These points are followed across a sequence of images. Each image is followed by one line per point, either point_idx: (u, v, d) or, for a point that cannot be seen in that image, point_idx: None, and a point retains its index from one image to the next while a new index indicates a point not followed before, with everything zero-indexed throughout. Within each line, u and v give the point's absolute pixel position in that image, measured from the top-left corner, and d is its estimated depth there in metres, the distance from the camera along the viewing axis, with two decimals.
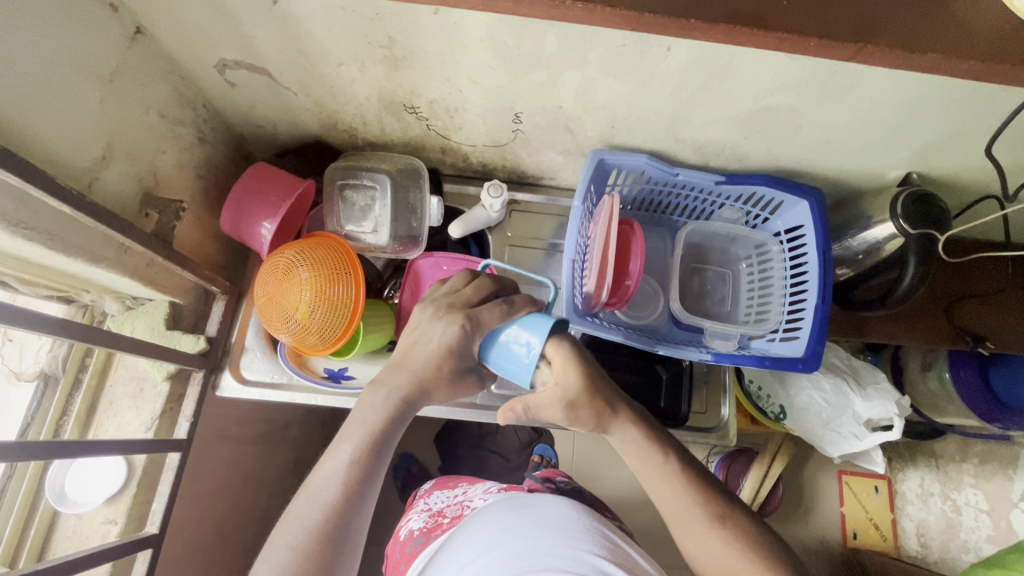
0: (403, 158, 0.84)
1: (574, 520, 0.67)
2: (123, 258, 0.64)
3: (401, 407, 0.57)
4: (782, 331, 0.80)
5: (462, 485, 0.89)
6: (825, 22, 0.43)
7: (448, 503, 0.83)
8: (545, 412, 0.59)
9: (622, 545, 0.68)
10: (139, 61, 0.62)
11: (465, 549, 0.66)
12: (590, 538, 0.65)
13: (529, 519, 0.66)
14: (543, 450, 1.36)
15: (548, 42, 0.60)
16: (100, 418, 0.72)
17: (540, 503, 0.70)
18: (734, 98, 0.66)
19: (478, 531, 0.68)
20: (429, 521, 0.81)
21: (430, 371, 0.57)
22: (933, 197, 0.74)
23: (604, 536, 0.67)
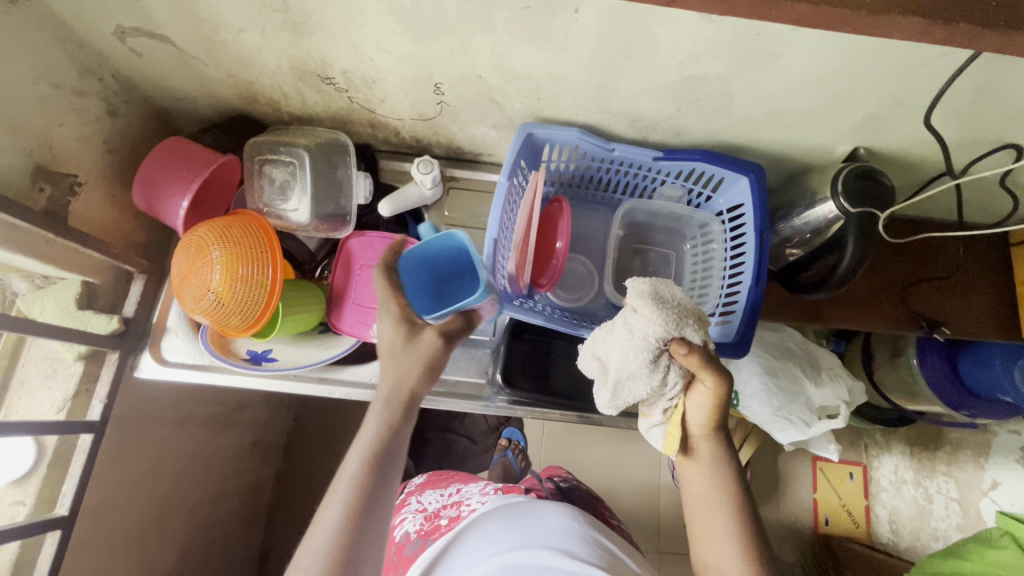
0: (327, 133, 0.80)
1: (574, 532, 0.68)
2: (15, 234, 0.61)
3: (394, 422, 0.58)
4: (719, 314, 0.76)
5: (453, 485, 0.92)
6: None
7: (443, 504, 0.86)
8: (635, 387, 0.60)
9: (616, 554, 0.69)
10: (20, 27, 0.58)
11: (465, 552, 0.69)
12: (588, 549, 0.66)
13: (525, 529, 0.68)
14: (511, 434, 1.38)
15: (446, 3, 0.56)
16: (11, 398, 0.70)
17: (535, 512, 0.71)
18: (657, 65, 0.62)
19: (479, 536, 0.70)
20: (423, 525, 0.83)
21: (406, 374, 0.59)
22: (878, 173, 0.69)
23: (601, 548, 0.68)
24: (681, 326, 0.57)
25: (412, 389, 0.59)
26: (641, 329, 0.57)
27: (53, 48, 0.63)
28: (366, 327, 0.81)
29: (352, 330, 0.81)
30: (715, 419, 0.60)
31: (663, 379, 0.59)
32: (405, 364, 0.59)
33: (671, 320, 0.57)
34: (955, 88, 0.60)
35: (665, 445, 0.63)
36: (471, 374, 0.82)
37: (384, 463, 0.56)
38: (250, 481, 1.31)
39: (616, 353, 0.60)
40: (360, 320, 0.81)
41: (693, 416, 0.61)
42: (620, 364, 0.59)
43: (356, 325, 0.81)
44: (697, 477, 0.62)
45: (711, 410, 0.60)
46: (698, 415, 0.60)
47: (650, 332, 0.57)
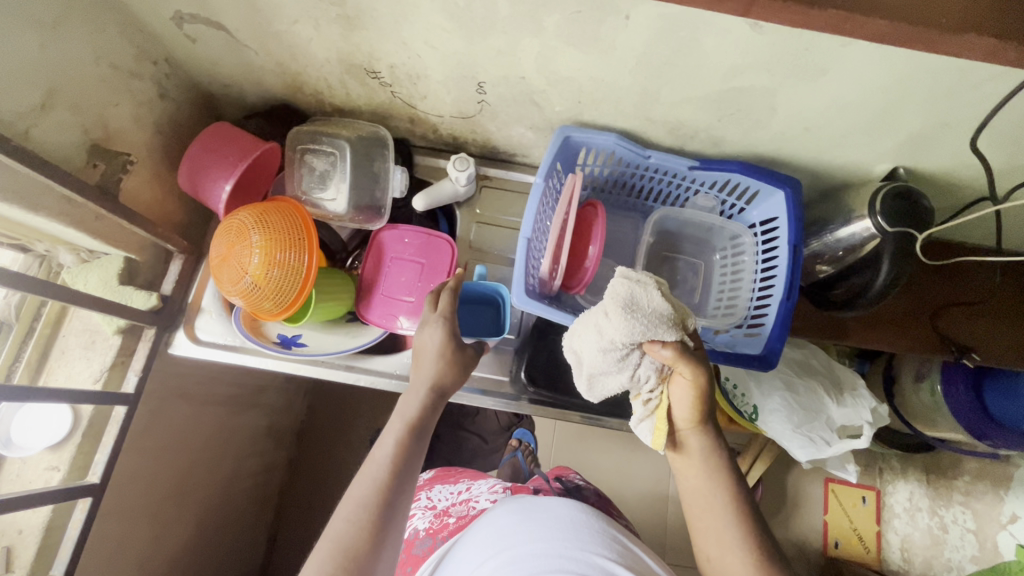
0: (367, 126, 0.82)
1: (583, 525, 0.69)
2: (69, 208, 0.63)
3: (433, 396, 0.64)
4: (747, 327, 0.76)
5: (463, 481, 0.93)
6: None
7: (453, 502, 0.88)
8: (604, 380, 0.62)
9: (629, 546, 0.70)
10: (87, 7, 0.60)
11: (476, 545, 0.71)
12: (598, 541, 0.67)
13: (538, 522, 0.69)
14: (522, 436, 1.38)
15: (499, 5, 0.57)
16: (51, 366, 0.73)
17: (545, 505, 0.72)
18: (702, 75, 0.62)
19: (489, 531, 0.71)
20: (433, 522, 0.85)
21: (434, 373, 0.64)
22: (918, 194, 0.69)
23: (611, 539, 0.69)
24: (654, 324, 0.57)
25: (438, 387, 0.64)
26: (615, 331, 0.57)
27: (115, 30, 0.65)
28: (389, 317, 0.82)
29: (374, 318, 0.82)
30: (699, 412, 0.60)
31: (634, 375, 0.60)
32: (438, 366, 0.64)
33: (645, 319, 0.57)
34: (1003, 113, 0.59)
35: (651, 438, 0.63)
36: (495, 372, 0.83)
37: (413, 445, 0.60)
38: (265, 464, 1.33)
39: (587, 349, 0.61)
40: (383, 310, 0.82)
41: (675, 408, 0.61)
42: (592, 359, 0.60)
43: (378, 313, 0.82)
44: (691, 473, 0.62)
45: (694, 401, 0.59)
46: (681, 408, 0.60)
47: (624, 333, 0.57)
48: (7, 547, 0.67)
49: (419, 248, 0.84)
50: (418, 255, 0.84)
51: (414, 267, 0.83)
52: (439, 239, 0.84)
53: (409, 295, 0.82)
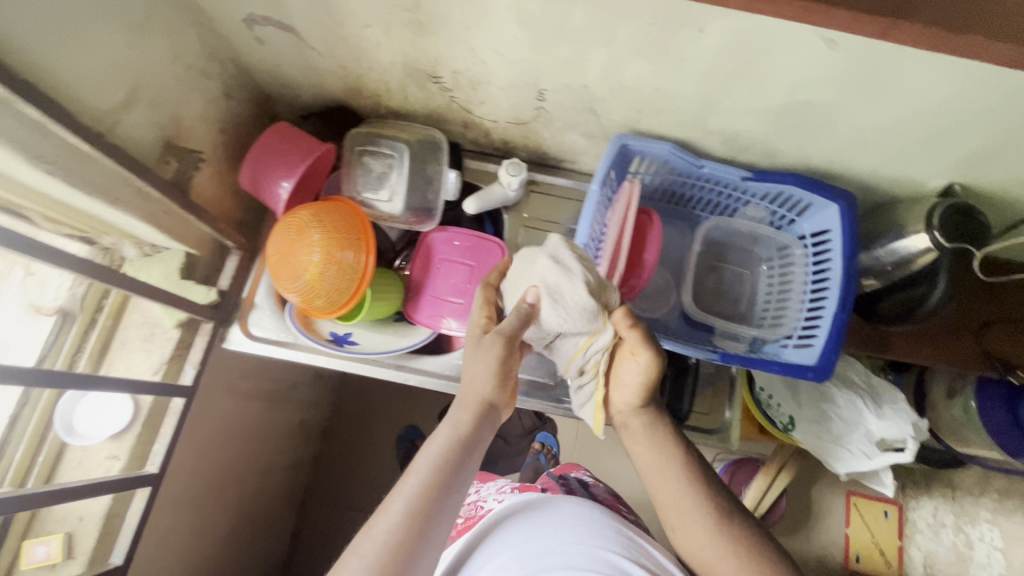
0: (422, 129, 0.84)
1: (592, 520, 0.66)
2: (143, 202, 0.65)
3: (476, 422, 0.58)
4: (797, 337, 0.76)
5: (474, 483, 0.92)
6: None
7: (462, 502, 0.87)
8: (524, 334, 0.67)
9: (642, 544, 0.66)
10: (168, 7, 0.62)
11: (477, 551, 0.66)
12: (609, 537, 0.63)
13: (541, 523, 0.65)
14: (544, 438, 1.36)
15: (575, 15, 0.58)
16: (112, 356, 0.74)
17: (547, 508, 0.69)
18: (768, 87, 0.63)
19: (491, 538, 0.67)
20: None
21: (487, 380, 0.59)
22: (975, 212, 0.69)
23: (622, 536, 0.65)
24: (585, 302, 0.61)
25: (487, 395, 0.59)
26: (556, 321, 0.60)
27: (190, 30, 0.66)
28: (437, 317, 0.83)
29: (422, 317, 0.83)
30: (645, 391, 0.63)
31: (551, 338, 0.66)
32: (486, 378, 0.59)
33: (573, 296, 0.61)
34: None
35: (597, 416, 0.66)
36: (540, 375, 0.84)
37: (458, 460, 0.55)
38: (294, 459, 1.34)
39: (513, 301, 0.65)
40: (430, 310, 0.83)
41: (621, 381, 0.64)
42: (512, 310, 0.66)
43: (426, 313, 0.83)
44: (648, 451, 0.63)
45: (639, 382, 0.63)
46: (626, 386, 0.64)
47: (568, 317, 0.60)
48: (68, 534, 0.68)
49: (468, 251, 0.85)
50: (467, 257, 0.84)
51: (463, 269, 0.84)
52: (488, 242, 0.85)
53: (457, 296, 0.83)
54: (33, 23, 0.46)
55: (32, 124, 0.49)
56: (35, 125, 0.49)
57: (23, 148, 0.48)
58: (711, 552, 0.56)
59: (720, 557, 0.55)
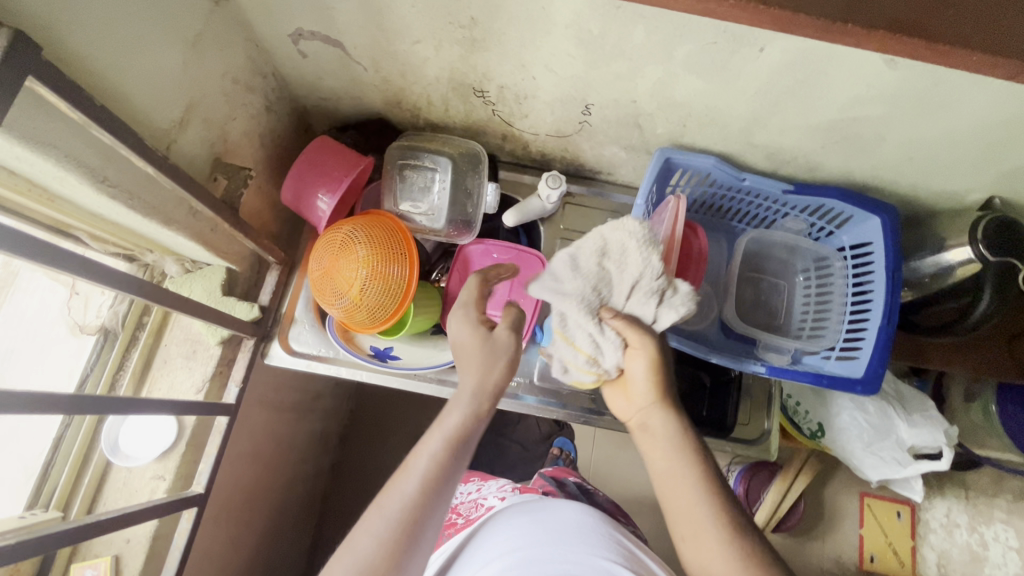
0: (465, 142, 0.84)
1: (589, 527, 0.66)
2: (192, 221, 0.64)
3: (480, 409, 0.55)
4: (840, 349, 0.77)
5: (476, 481, 0.91)
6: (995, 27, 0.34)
7: (464, 501, 0.85)
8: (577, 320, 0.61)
9: (635, 551, 0.67)
10: (220, 25, 0.61)
11: (477, 550, 0.67)
12: (605, 544, 0.64)
13: (541, 526, 0.65)
14: (563, 444, 1.25)
15: (635, 34, 0.57)
16: (154, 375, 0.73)
17: (550, 510, 0.69)
18: (820, 105, 0.63)
19: (484, 540, 0.67)
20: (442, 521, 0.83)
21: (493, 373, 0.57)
22: (1021, 228, 0.69)
23: (616, 541, 0.66)
24: (621, 294, 0.61)
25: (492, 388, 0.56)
26: (571, 287, 0.60)
27: (239, 47, 0.65)
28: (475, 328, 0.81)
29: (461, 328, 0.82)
30: (659, 385, 0.61)
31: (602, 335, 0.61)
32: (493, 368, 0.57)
33: (616, 286, 0.61)
34: None
35: (589, 380, 0.66)
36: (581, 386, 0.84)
37: (461, 452, 0.53)
38: (316, 469, 1.33)
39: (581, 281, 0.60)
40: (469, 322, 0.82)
41: (637, 373, 0.61)
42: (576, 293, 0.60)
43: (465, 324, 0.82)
44: (669, 454, 0.58)
45: (651, 373, 0.60)
46: (641, 382, 0.61)
47: (582, 296, 0.60)
48: (115, 555, 0.67)
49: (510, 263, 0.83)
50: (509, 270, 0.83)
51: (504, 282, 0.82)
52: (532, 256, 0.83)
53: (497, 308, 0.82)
54: (100, 45, 0.46)
55: (97, 147, 0.48)
56: (99, 149, 0.48)
57: (84, 168, 0.47)
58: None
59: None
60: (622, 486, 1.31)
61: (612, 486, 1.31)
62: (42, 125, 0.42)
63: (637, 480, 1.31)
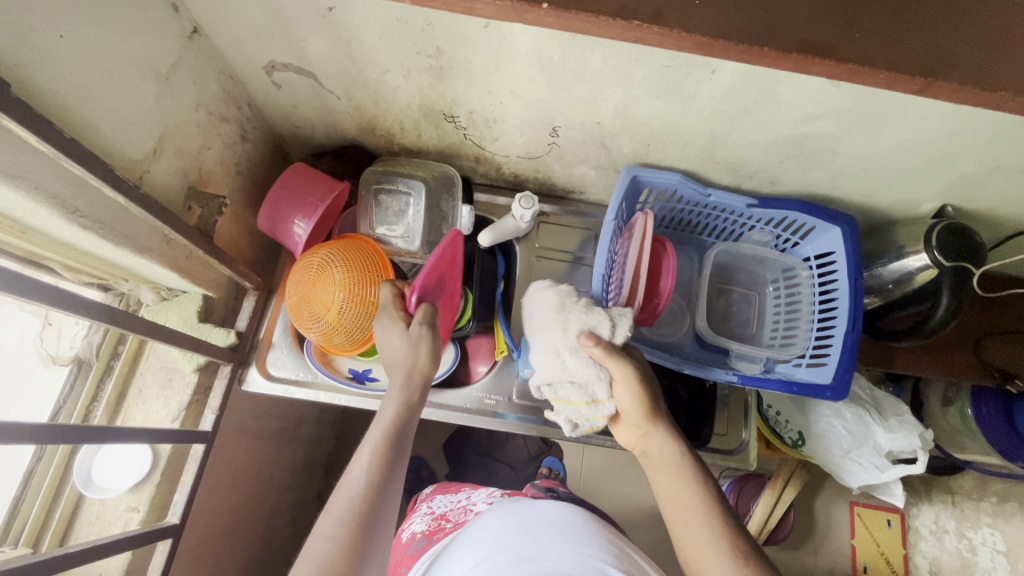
0: (438, 166, 0.86)
1: (581, 526, 0.68)
2: (166, 249, 0.64)
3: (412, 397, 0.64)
4: (809, 356, 0.80)
5: (466, 490, 0.91)
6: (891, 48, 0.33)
7: (452, 508, 0.86)
8: (557, 369, 0.66)
9: (627, 550, 0.69)
10: (193, 58, 0.63)
11: (469, 547, 0.69)
12: (598, 545, 0.66)
13: (532, 526, 0.67)
14: (553, 463, 1.24)
15: (592, 59, 0.60)
16: (129, 405, 0.73)
17: (539, 509, 0.71)
18: (773, 122, 0.66)
19: (477, 539, 0.69)
20: (431, 525, 0.83)
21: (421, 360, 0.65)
22: (970, 232, 0.72)
23: (608, 541, 0.68)
24: (580, 325, 0.65)
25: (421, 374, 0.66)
26: (543, 344, 0.67)
27: (212, 80, 0.67)
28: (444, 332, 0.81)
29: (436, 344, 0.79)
30: (647, 407, 0.63)
31: (584, 373, 0.64)
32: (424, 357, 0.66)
33: (574, 324, 0.66)
34: None
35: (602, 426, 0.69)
36: None
37: (402, 437, 0.62)
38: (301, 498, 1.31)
39: (545, 335, 0.67)
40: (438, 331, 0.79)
41: (627, 404, 0.64)
42: (545, 344, 0.67)
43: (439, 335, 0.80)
44: (672, 483, 0.60)
45: (639, 400, 0.63)
46: (631, 412, 0.64)
47: (551, 347, 0.66)
48: None
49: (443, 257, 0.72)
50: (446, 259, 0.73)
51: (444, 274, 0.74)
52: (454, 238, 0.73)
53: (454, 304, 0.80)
54: (69, 80, 0.47)
55: (67, 178, 0.49)
56: (70, 180, 0.49)
57: (55, 199, 0.48)
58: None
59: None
60: (612, 503, 1.30)
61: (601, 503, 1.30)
62: (14, 158, 0.43)
63: (626, 497, 1.30)
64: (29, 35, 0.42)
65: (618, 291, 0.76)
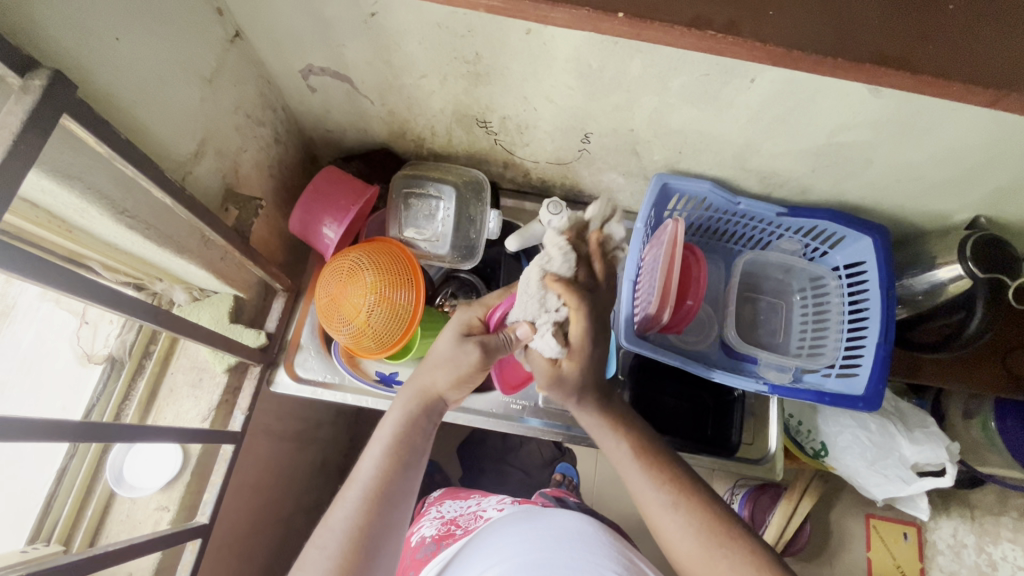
0: (469, 170, 0.86)
1: (592, 536, 0.71)
2: (204, 249, 0.65)
3: (419, 410, 0.62)
4: (839, 366, 0.79)
5: (475, 496, 0.91)
6: (962, 54, 0.32)
7: (461, 513, 0.85)
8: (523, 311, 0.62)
9: (636, 561, 0.71)
10: (235, 62, 0.63)
11: (482, 555, 0.70)
12: (610, 553, 0.68)
13: (543, 534, 0.69)
14: (566, 470, 1.21)
15: (631, 67, 0.60)
16: (160, 405, 0.73)
17: (552, 520, 0.73)
18: (809, 132, 0.66)
19: (488, 545, 0.71)
20: (440, 529, 0.82)
21: (444, 376, 0.62)
22: (1005, 244, 0.72)
23: (619, 551, 0.70)
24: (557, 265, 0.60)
25: (442, 391, 0.63)
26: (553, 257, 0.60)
27: (251, 83, 0.68)
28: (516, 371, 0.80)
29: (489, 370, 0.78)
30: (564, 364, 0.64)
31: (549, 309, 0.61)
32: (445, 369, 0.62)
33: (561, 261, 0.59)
34: None
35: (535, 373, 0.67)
36: None
37: (408, 448, 0.59)
38: None
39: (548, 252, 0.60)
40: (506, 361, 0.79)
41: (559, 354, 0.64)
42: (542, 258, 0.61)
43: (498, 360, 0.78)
44: (606, 449, 0.66)
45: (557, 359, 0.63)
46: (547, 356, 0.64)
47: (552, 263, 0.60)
48: None
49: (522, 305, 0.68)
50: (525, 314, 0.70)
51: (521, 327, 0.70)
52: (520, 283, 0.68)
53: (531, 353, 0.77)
54: (124, 81, 0.48)
55: (118, 180, 0.50)
56: (121, 181, 0.50)
57: (106, 200, 0.49)
58: (685, 536, 0.57)
59: (685, 538, 0.57)
60: (627, 510, 1.29)
61: (616, 511, 1.29)
62: (69, 158, 0.44)
63: None
64: (90, 39, 0.43)
65: (648, 298, 0.76)
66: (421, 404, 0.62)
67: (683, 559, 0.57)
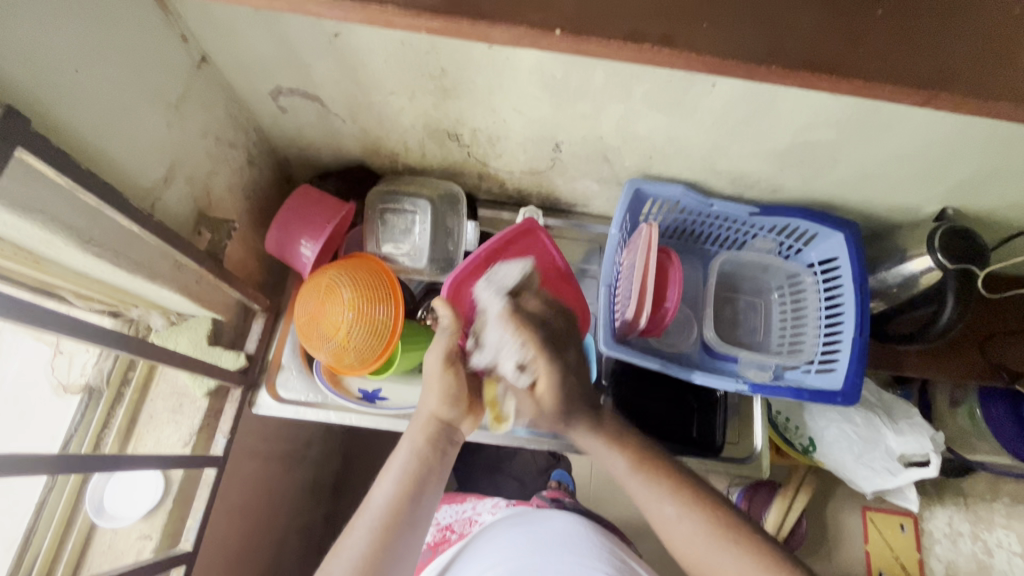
0: (443, 183, 0.87)
1: (585, 537, 0.71)
2: (177, 274, 0.65)
3: (427, 441, 0.61)
4: (818, 362, 0.80)
5: (471, 500, 0.88)
6: (889, 56, 0.33)
7: (457, 518, 0.83)
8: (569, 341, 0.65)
9: (628, 559, 0.71)
10: (201, 86, 0.64)
11: (475, 562, 0.70)
12: (601, 556, 0.68)
13: (535, 539, 0.69)
14: (561, 477, 1.19)
15: (595, 76, 0.61)
16: (140, 432, 0.72)
17: (544, 522, 0.73)
18: (774, 132, 0.67)
19: (481, 550, 0.71)
20: (436, 535, 0.82)
21: (443, 399, 0.62)
22: (972, 233, 0.73)
23: (611, 551, 0.70)
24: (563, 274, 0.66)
25: (444, 415, 0.62)
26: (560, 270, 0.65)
27: (220, 106, 0.68)
28: None
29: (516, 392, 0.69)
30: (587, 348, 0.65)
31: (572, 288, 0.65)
32: (449, 395, 0.62)
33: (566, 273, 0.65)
34: None
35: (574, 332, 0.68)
36: None
37: (419, 480, 0.58)
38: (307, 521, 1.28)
39: None
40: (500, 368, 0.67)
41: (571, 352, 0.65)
42: None
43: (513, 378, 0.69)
44: (607, 463, 0.64)
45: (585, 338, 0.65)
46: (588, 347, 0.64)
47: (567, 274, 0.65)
48: None
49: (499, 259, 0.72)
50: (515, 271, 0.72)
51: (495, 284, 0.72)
52: (532, 230, 0.73)
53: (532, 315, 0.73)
54: (85, 110, 0.48)
55: (82, 209, 0.50)
56: (84, 210, 0.50)
57: (71, 230, 0.49)
58: (694, 537, 0.56)
59: (689, 538, 0.57)
60: (622, 514, 1.29)
61: (612, 516, 1.29)
62: (31, 190, 0.44)
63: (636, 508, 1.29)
64: (47, 71, 0.43)
65: (626, 303, 0.76)
66: (428, 434, 0.61)
67: (689, 553, 0.57)
